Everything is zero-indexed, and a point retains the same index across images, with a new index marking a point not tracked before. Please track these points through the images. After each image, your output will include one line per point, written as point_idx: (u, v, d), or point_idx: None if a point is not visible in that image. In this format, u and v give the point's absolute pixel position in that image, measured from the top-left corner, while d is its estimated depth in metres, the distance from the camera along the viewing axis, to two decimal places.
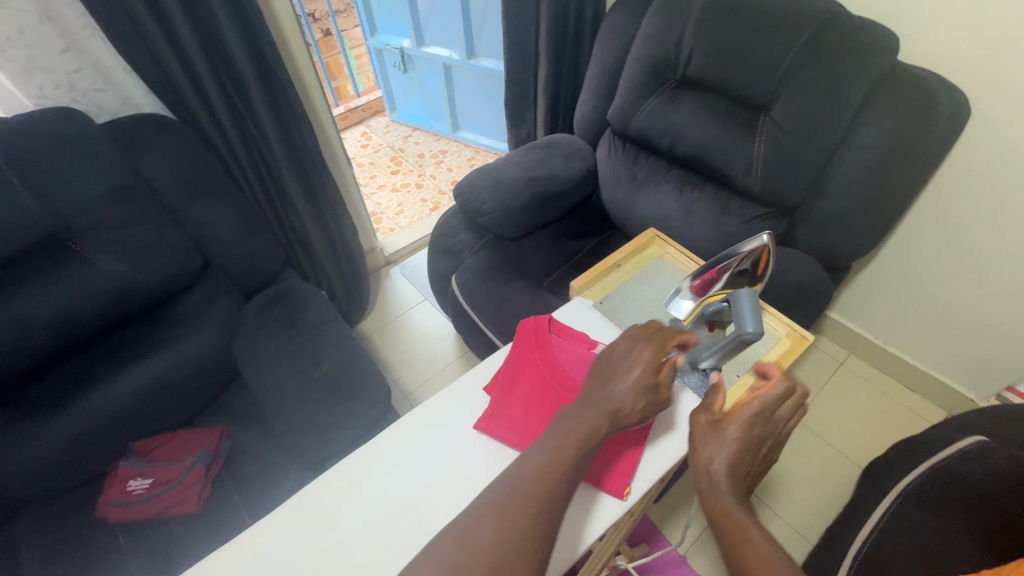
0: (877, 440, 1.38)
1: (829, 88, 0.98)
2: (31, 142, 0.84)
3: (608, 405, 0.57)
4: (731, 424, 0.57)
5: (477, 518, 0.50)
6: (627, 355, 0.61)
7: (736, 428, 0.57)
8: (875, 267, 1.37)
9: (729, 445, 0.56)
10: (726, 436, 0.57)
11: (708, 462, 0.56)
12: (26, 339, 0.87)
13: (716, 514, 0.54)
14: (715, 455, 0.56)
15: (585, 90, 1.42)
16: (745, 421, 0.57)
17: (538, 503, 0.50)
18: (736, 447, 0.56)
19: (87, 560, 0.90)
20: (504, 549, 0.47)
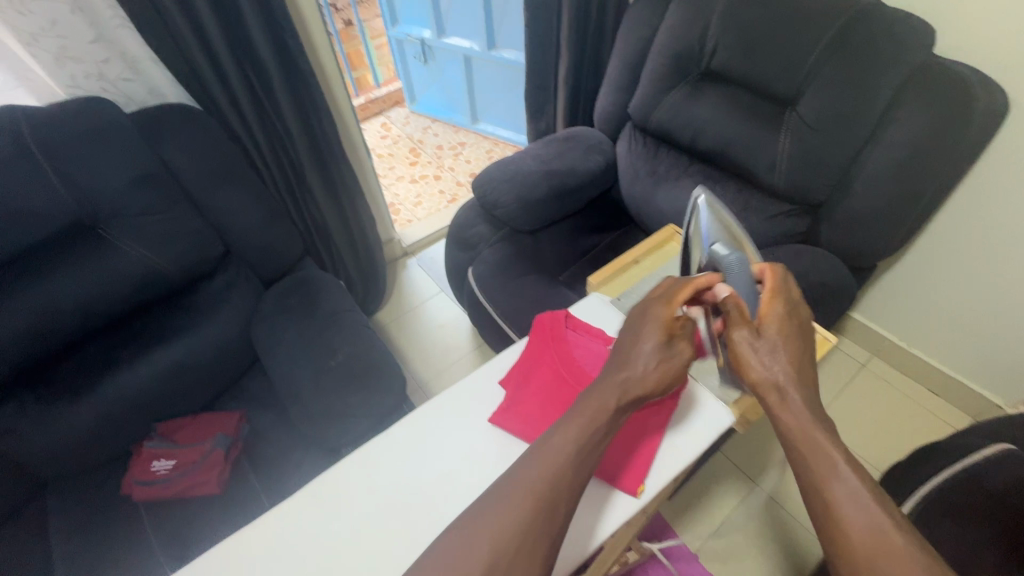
0: (897, 445, 1.35)
1: (858, 82, 0.95)
2: (63, 129, 0.87)
3: (625, 373, 0.56)
4: (774, 334, 0.58)
5: (477, 517, 0.50)
6: (646, 320, 0.59)
7: (777, 335, 0.59)
8: (901, 267, 1.33)
9: (777, 354, 0.57)
10: (772, 343, 0.58)
11: (765, 376, 0.57)
12: (55, 320, 0.91)
13: (785, 420, 0.55)
14: (775, 363, 0.57)
15: (606, 82, 1.40)
16: (784, 329, 0.59)
17: (539, 501, 0.50)
18: (785, 355, 0.57)
19: (112, 535, 0.93)
20: (500, 549, 0.48)
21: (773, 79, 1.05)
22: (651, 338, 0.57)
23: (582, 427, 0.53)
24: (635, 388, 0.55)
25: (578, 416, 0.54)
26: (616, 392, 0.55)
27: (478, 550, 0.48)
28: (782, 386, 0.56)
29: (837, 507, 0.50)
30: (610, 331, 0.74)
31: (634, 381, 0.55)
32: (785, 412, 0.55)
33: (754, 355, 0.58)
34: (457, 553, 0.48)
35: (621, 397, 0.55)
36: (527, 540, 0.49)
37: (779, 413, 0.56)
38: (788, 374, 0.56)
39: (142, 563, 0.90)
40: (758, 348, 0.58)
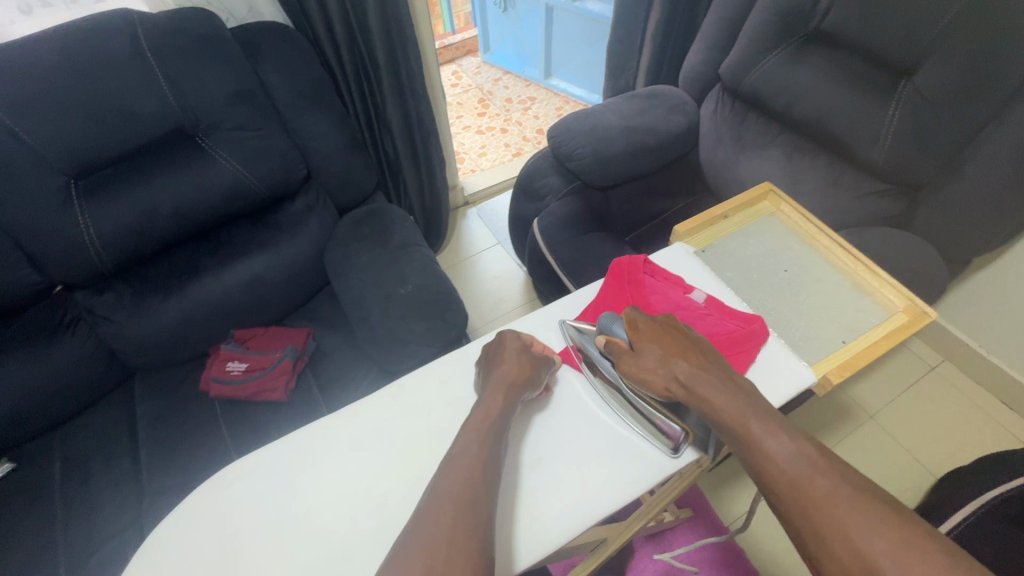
0: (959, 452, 1.29)
1: (992, 55, 0.86)
2: (173, 37, 0.90)
3: (495, 389, 0.60)
4: (640, 343, 0.60)
5: (438, 507, 0.50)
6: (493, 358, 0.64)
7: (649, 343, 0.60)
8: (996, 268, 1.23)
9: (657, 356, 0.59)
10: (646, 353, 0.60)
11: (659, 381, 0.58)
12: (152, 221, 0.97)
13: (691, 392, 0.56)
14: (667, 381, 0.58)
15: (699, 39, 1.33)
16: (652, 331, 0.61)
17: (456, 506, 0.50)
18: (659, 352, 0.59)
19: (191, 423, 1.02)
20: (447, 540, 0.47)
21: (893, 42, 0.96)
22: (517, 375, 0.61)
23: (482, 419, 0.57)
24: (506, 401, 0.59)
25: (473, 417, 0.58)
26: (496, 397, 0.59)
27: (435, 543, 0.47)
28: (684, 386, 0.56)
29: (852, 501, 0.47)
30: (690, 281, 0.73)
31: (504, 393, 0.60)
32: (696, 395, 0.55)
33: (634, 367, 0.59)
34: (433, 515, 0.49)
35: (505, 402, 0.59)
36: (460, 533, 0.48)
37: (692, 394, 0.56)
38: (673, 365, 0.58)
39: (217, 451, 0.98)
40: (637, 359, 0.60)
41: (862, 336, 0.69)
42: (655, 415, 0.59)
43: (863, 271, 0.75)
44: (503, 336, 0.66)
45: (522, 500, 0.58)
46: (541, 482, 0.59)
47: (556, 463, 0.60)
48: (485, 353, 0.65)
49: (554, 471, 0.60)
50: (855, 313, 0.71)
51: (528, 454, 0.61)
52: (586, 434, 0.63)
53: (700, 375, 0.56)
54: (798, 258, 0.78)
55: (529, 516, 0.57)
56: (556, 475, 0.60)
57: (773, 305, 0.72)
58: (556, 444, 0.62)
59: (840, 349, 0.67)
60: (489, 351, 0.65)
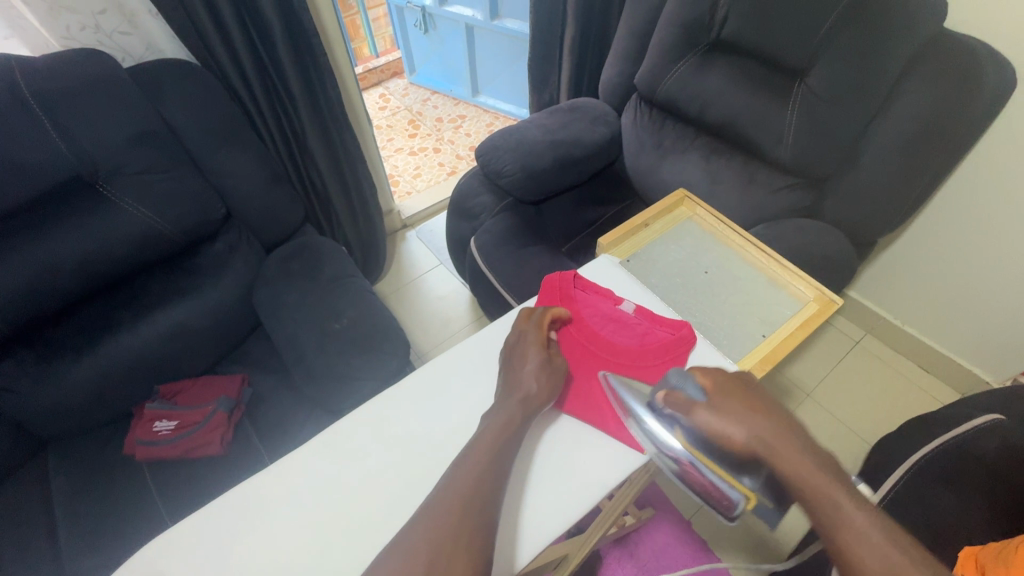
0: (888, 419, 1.38)
1: (869, 56, 0.94)
2: (60, 79, 0.84)
3: (517, 395, 0.60)
4: (714, 397, 0.53)
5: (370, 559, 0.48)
6: (517, 345, 0.65)
7: (722, 396, 0.52)
8: (899, 246, 1.34)
9: (736, 414, 0.51)
10: (725, 410, 0.51)
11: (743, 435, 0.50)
12: (54, 278, 0.89)
13: (765, 449, 0.49)
14: (756, 437, 0.50)
15: (613, 52, 1.38)
16: (720, 385, 0.54)
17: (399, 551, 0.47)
18: (735, 405, 0.52)
19: (115, 493, 0.94)
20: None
21: (783, 47, 1.04)
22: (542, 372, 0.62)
23: (499, 429, 0.57)
24: (525, 405, 0.59)
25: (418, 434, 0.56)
26: (515, 402, 0.59)
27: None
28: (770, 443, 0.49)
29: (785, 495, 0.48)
30: (619, 293, 0.75)
31: (524, 398, 0.60)
32: (774, 454, 0.49)
33: (714, 416, 0.51)
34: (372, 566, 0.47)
35: (520, 406, 0.59)
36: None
37: (768, 447, 0.49)
38: (753, 419, 0.51)
39: (147, 520, 0.90)
40: (711, 410, 0.51)
41: (779, 328, 0.72)
42: (723, 480, 0.47)
43: (776, 267, 0.80)
44: (524, 316, 0.69)
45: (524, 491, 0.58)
46: (542, 479, 0.59)
47: (559, 455, 0.61)
48: (512, 346, 0.66)
49: (557, 463, 0.60)
50: (772, 307, 0.75)
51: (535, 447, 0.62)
52: (563, 442, 0.62)
53: (783, 431, 0.50)
54: (717, 260, 0.82)
55: (530, 508, 0.57)
56: (557, 463, 0.60)
57: (697, 308, 0.75)
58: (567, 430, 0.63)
59: (760, 343, 0.70)
60: (516, 344, 0.66)
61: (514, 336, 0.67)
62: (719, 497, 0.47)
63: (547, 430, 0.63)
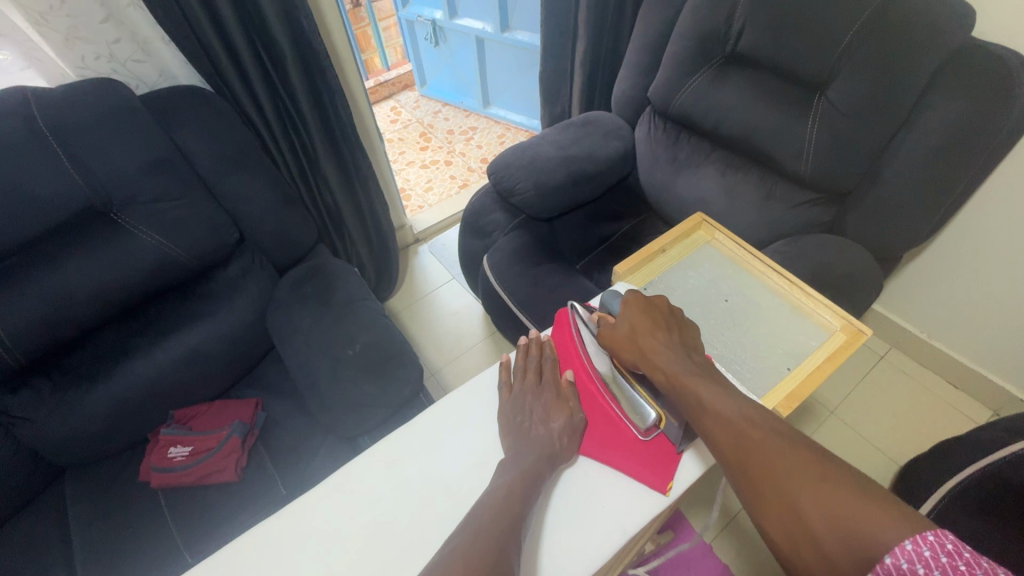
0: (917, 438, 1.33)
1: (894, 69, 0.91)
2: (73, 111, 0.85)
3: (540, 451, 0.59)
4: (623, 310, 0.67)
5: None
6: (524, 397, 0.65)
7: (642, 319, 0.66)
8: (925, 258, 1.30)
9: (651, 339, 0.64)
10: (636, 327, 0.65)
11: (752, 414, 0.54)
12: (68, 308, 0.89)
13: (643, 352, 0.63)
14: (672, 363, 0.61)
15: (625, 65, 1.36)
16: (639, 305, 0.68)
17: None
18: (638, 321, 0.66)
19: (131, 520, 0.94)
20: None
21: (802, 61, 1.01)
22: (554, 411, 0.63)
23: (522, 480, 0.56)
24: (548, 454, 0.59)
25: None
26: (535, 453, 0.59)
27: None
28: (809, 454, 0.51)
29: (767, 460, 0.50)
30: None
31: (543, 448, 0.59)
32: (650, 360, 0.62)
33: (613, 333, 0.66)
34: None
35: (542, 459, 0.58)
36: None
37: (641, 351, 0.63)
38: (643, 332, 0.64)
39: (164, 548, 0.90)
40: (614, 326, 0.67)
41: (805, 361, 0.69)
42: (633, 393, 0.63)
43: (801, 295, 0.77)
44: (523, 359, 0.70)
45: (544, 539, 0.56)
46: (566, 534, 0.56)
47: (578, 497, 0.59)
48: (516, 389, 0.67)
49: (576, 505, 0.58)
50: (796, 338, 0.72)
51: (552, 490, 0.60)
52: (600, 497, 0.59)
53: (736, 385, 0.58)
54: (737, 287, 0.80)
55: (552, 554, 0.55)
56: (576, 505, 0.58)
57: (718, 340, 0.73)
58: (581, 466, 0.61)
59: (786, 378, 0.67)
60: (522, 385, 0.67)
61: (514, 379, 0.68)
62: (630, 411, 0.63)
63: (562, 471, 0.61)
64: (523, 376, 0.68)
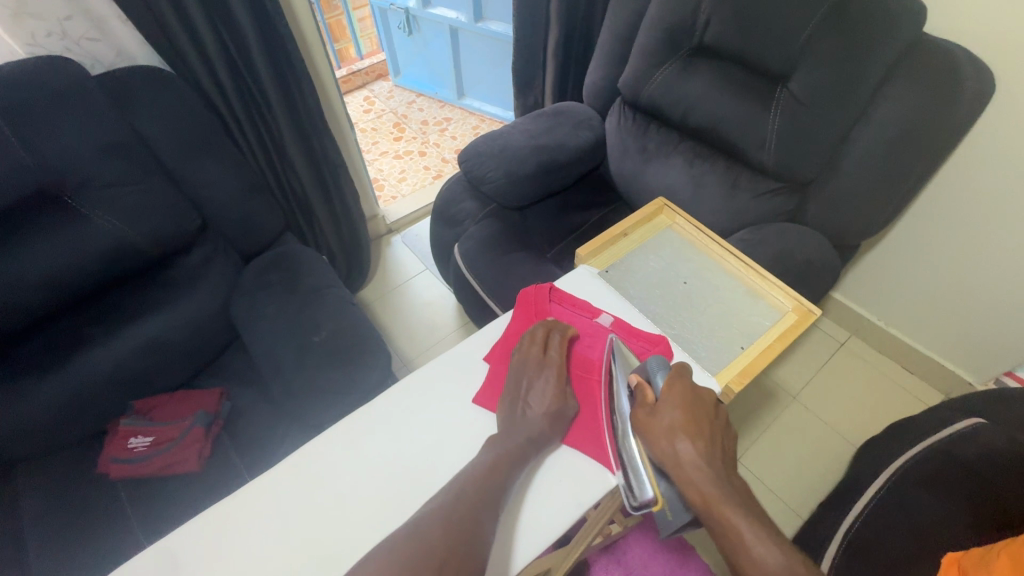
0: (873, 421, 1.38)
1: (850, 62, 0.94)
2: (23, 90, 0.81)
3: (524, 433, 0.59)
4: (669, 397, 0.57)
5: None
6: (525, 383, 0.64)
7: (675, 407, 0.57)
8: (881, 248, 1.35)
9: (690, 448, 0.54)
10: (670, 417, 0.56)
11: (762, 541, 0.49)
12: (19, 293, 0.86)
13: (673, 451, 0.54)
14: (699, 483, 0.52)
15: (596, 56, 1.37)
16: (682, 394, 0.58)
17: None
18: (682, 417, 0.56)
19: (89, 513, 0.91)
20: None
21: (765, 53, 1.03)
22: (553, 392, 0.63)
23: (508, 459, 0.56)
24: (538, 437, 0.59)
25: None
26: (523, 436, 0.59)
27: None
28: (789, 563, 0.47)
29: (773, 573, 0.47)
30: (596, 304, 0.74)
31: (531, 433, 0.59)
32: (680, 472, 0.53)
33: (647, 422, 0.57)
34: None
35: (529, 443, 0.58)
36: None
37: (675, 456, 0.54)
38: (683, 432, 0.55)
39: (124, 540, 0.88)
40: (653, 414, 0.57)
41: (756, 340, 0.72)
42: (639, 463, 0.55)
43: (755, 278, 0.80)
44: (535, 333, 0.67)
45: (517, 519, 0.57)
46: (526, 510, 0.57)
47: (554, 479, 0.60)
48: (516, 360, 0.65)
49: (553, 489, 0.59)
50: (751, 320, 0.75)
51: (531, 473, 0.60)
52: (562, 471, 0.61)
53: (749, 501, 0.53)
54: (695, 271, 0.82)
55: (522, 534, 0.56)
56: (550, 487, 0.59)
57: (675, 321, 0.75)
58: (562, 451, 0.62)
59: (739, 356, 0.69)
60: (528, 356, 0.65)
61: (525, 348, 0.67)
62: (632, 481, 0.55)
63: (543, 455, 0.61)
64: (531, 347, 0.66)
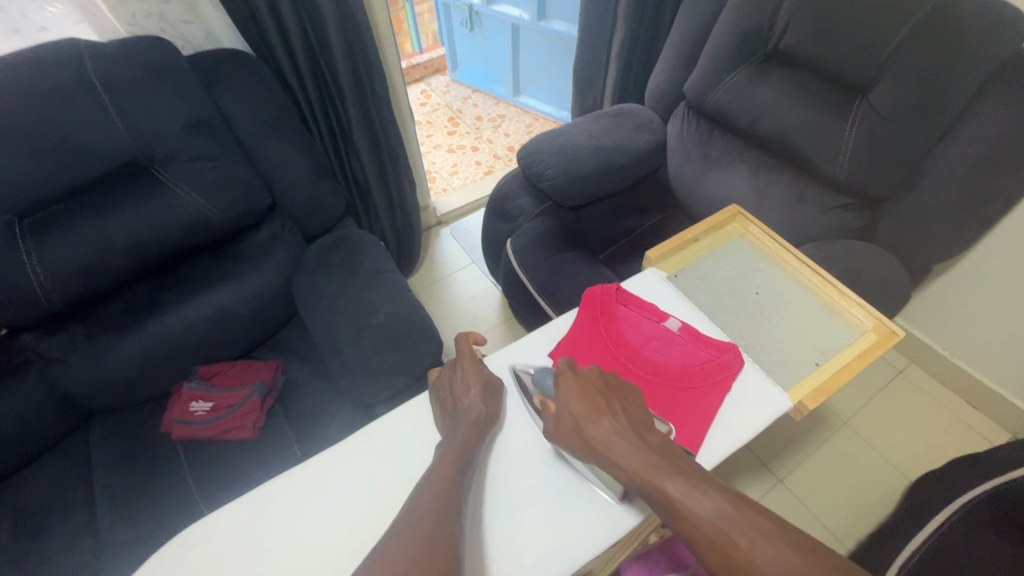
0: (930, 455, 1.31)
1: (939, 76, 0.90)
2: (124, 67, 0.87)
3: (467, 421, 0.61)
4: (558, 398, 0.58)
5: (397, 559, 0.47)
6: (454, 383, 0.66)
7: (571, 402, 0.58)
8: (953, 274, 1.28)
9: (599, 428, 0.55)
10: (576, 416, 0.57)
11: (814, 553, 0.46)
12: (105, 257, 0.92)
13: (591, 438, 0.55)
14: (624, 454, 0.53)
15: (662, 59, 1.35)
16: (573, 383, 0.59)
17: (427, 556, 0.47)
18: (578, 406, 0.57)
19: (152, 469, 0.96)
20: None
21: (846, 63, 1.00)
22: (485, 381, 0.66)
23: (457, 453, 0.58)
24: (476, 426, 0.61)
25: (449, 448, 0.58)
26: (466, 423, 0.61)
27: None
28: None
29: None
30: (663, 308, 0.73)
31: (472, 418, 0.62)
32: (605, 453, 0.54)
33: (556, 427, 0.58)
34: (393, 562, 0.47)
35: (472, 427, 0.61)
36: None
37: (590, 443, 0.55)
38: (587, 420, 0.56)
39: (181, 499, 0.93)
40: (558, 418, 0.58)
41: (832, 357, 0.70)
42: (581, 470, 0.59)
43: (832, 293, 0.77)
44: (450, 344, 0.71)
45: (485, 515, 0.58)
46: (517, 504, 0.59)
47: (508, 467, 0.61)
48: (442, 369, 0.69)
49: (508, 480, 0.61)
50: (826, 336, 0.73)
51: (485, 466, 0.62)
52: (548, 463, 0.61)
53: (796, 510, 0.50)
54: (767, 281, 0.80)
55: (491, 531, 0.57)
56: (540, 482, 0.60)
57: (746, 332, 0.73)
58: (507, 432, 0.64)
59: (814, 372, 0.68)
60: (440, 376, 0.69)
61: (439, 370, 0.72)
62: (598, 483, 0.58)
63: (492, 440, 0.63)
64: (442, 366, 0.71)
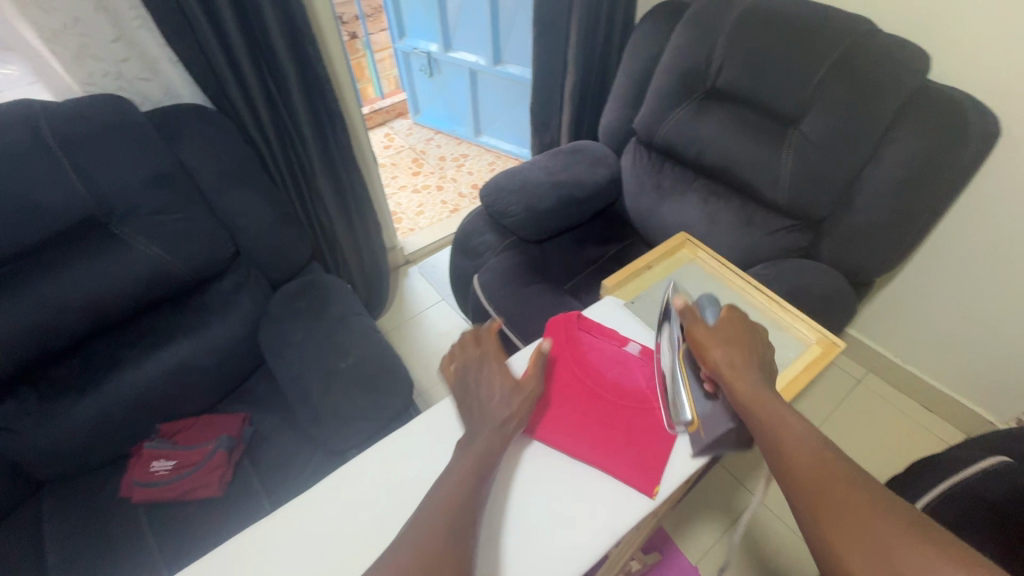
0: (893, 459, 1.36)
1: (860, 105, 0.99)
2: (81, 124, 0.87)
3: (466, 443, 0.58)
4: (722, 320, 0.64)
5: None
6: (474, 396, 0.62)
7: (727, 328, 0.63)
8: (895, 285, 1.36)
9: (735, 359, 0.60)
10: (723, 336, 0.63)
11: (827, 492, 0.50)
12: (62, 316, 0.89)
13: (725, 371, 0.60)
14: (747, 386, 0.58)
15: (612, 99, 1.44)
16: (734, 322, 0.65)
17: None
18: (733, 337, 0.63)
19: (110, 536, 0.91)
20: None
21: (778, 97, 1.09)
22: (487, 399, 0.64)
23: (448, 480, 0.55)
24: (500, 431, 0.58)
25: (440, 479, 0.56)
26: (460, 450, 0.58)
27: None
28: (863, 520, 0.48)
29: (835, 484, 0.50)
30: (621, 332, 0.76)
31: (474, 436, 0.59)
32: (730, 379, 0.59)
33: (701, 338, 0.63)
34: None
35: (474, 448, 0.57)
36: None
37: (720, 368, 0.60)
38: (733, 349, 0.61)
39: (143, 566, 0.88)
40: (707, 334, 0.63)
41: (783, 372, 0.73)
42: (682, 389, 0.63)
43: (778, 310, 0.82)
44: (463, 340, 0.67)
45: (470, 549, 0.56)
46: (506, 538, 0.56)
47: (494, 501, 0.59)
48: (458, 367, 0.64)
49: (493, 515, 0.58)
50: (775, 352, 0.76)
51: None
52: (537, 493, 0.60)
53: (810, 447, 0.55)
54: None
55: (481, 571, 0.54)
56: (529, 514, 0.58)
57: None
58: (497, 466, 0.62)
59: None
60: (464, 359, 0.65)
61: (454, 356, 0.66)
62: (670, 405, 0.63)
63: None
64: (461, 349, 0.66)
